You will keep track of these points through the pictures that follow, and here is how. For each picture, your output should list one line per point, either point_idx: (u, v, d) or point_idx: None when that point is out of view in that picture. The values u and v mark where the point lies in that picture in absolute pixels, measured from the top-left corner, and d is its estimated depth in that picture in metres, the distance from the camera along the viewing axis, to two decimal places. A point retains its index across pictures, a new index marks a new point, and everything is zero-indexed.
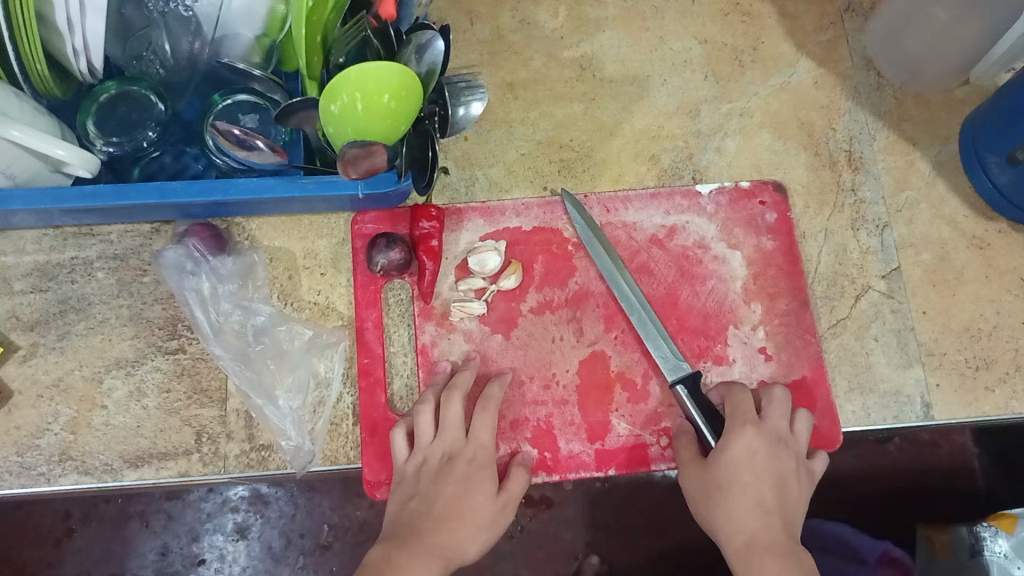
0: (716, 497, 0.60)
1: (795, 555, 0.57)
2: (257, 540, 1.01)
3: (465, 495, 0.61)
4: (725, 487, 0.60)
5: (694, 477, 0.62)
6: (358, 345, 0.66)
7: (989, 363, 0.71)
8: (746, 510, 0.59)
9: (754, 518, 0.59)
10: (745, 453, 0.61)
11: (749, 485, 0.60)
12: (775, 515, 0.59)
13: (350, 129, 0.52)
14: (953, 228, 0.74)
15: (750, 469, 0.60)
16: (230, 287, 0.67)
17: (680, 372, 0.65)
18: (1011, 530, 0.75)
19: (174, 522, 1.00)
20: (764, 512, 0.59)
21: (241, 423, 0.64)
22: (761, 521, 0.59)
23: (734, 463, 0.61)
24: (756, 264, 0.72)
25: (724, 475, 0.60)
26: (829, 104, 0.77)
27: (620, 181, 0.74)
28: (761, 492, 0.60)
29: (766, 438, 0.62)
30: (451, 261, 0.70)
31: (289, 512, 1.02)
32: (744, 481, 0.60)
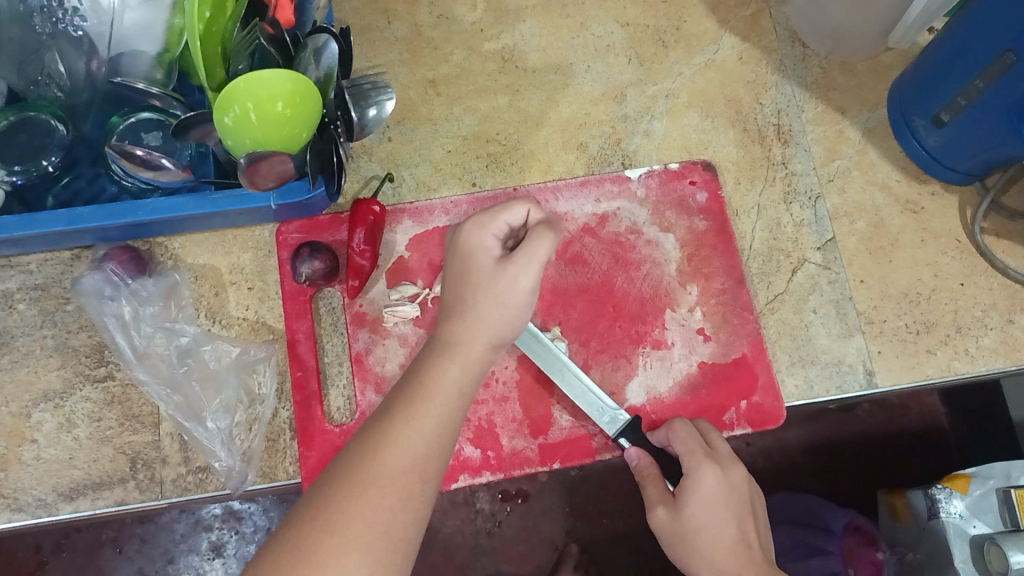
0: (695, 541, 0.59)
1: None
2: (233, 557, 0.97)
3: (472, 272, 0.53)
4: (699, 531, 0.59)
5: (665, 521, 0.60)
6: (289, 357, 0.65)
7: (929, 327, 0.70)
8: (725, 553, 0.59)
9: (737, 556, 0.59)
10: (712, 492, 0.60)
11: (727, 525, 0.59)
12: (755, 547, 0.60)
13: (247, 140, 0.50)
14: (886, 194, 0.74)
15: (722, 505, 0.60)
16: (152, 309, 0.65)
17: (619, 424, 0.64)
18: (965, 489, 0.75)
19: (148, 545, 0.97)
20: (745, 549, 0.59)
21: (176, 446, 0.63)
22: (744, 559, 0.59)
23: (705, 503, 0.59)
24: (690, 246, 0.71)
25: (697, 519, 0.59)
26: (756, 79, 0.77)
27: (549, 173, 0.73)
28: (735, 531, 0.59)
29: (724, 469, 0.61)
30: (383, 267, 0.68)
31: (264, 525, 0.98)
32: (718, 522, 0.59)
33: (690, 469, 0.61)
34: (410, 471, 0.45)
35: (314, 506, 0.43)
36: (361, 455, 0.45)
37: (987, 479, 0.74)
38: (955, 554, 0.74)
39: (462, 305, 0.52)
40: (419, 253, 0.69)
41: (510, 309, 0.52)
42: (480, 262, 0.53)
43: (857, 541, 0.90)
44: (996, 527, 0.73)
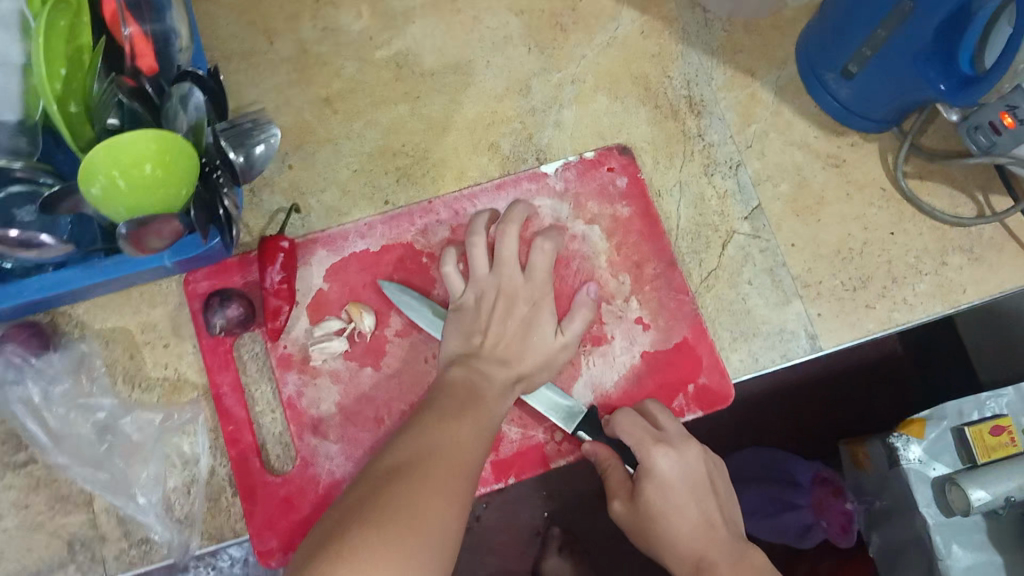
0: (656, 526, 0.61)
1: (744, 556, 0.60)
2: None
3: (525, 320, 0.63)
4: (661, 515, 0.61)
5: (625, 512, 0.62)
6: (217, 413, 0.62)
7: (865, 281, 0.70)
8: (689, 532, 0.61)
9: (699, 535, 0.61)
10: (667, 475, 0.62)
11: (685, 506, 0.61)
12: (717, 523, 0.62)
13: (121, 207, 0.47)
14: (806, 151, 0.73)
15: (679, 487, 0.62)
16: (63, 386, 0.61)
17: (576, 416, 0.63)
18: (921, 434, 0.74)
19: None
20: (707, 528, 0.61)
21: (114, 521, 0.60)
22: (707, 537, 0.61)
23: (661, 488, 0.62)
24: (616, 234, 0.69)
25: (656, 504, 0.61)
26: (660, 52, 0.75)
27: (464, 178, 0.71)
28: (696, 510, 0.62)
29: (679, 451, 0.63)
30: (303, 304, 0.66)
31: (240, 556, 0.88)
32: (676, 505, 0.61)
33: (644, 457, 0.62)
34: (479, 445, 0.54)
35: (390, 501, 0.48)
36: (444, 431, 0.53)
37: (941, 420, 0.74)
38: (919, 499, 0.74)
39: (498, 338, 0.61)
40: (338, 282, 0.66)
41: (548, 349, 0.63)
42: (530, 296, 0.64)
43: (825, 494, 0.90)
44: (953, 466, 0.74)
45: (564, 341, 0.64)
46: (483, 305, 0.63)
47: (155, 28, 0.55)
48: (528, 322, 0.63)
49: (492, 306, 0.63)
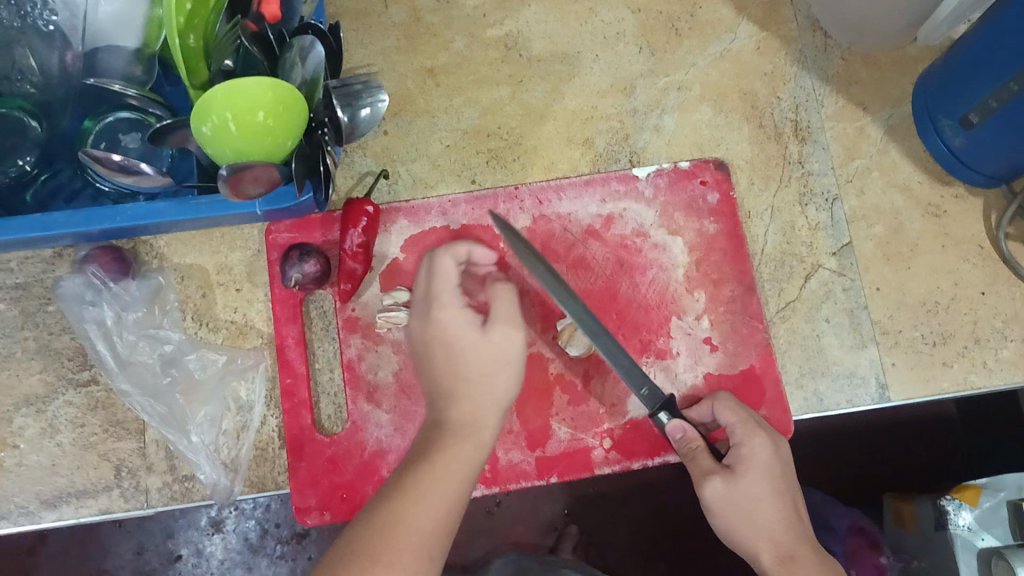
0: (746, 511, 0.57)
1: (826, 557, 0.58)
2: (233, 532, 0.95)
3: (453, 333, 0.55)
4: (755, 499, 0.57)
5: (722, 491, 0.57)
6: (279, 364, 0.63)
7: (946, 338, 0.68)
8: (782, 522, 0.57)
9: (789, 529, 0.58)
10: (769, 459, 0.58)
11: (782, 496, 0.58)
12: (800, 520, 0.58)
13: (228, 151, 0.47)
14: (906, 196, 0.71)
15: (777, 475, 0.58)
16: (136, 314, 0.62)
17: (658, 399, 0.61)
18: (974, 502, 0.72)
19: (148, 521, 0.95)
20: (796, 520, 0.58)
21: (162, 454, 0.61)
22: (793, 532, 0.57)
23: (761, 470, 0.58)
24: (699, 250, 0.67)
25: (755, 487, 0.57)
26: (773, 71, 0.73)
27: (552, 170, 0.69)
28: (789, 503, 0.58)
29: (775, 442, 0.60)
30: (376, 270, 0.66)
31: (264, 502, 0.96)
32: (771, 490, 0.58)
33: (740, 437, 0.59)
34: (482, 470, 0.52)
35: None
36: (413, 479, 0.49)
37: (998, 491, 0.71)
38: (962, 568, 0.72)
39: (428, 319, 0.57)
40: (414, 254, 0.66)
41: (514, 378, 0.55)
42: (458, 337, 0.55)
43: (861, 544, 0.86)
44: (1004, 540, 0.71)
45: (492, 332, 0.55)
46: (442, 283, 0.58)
47: None
48: (450, 339, 0.55)
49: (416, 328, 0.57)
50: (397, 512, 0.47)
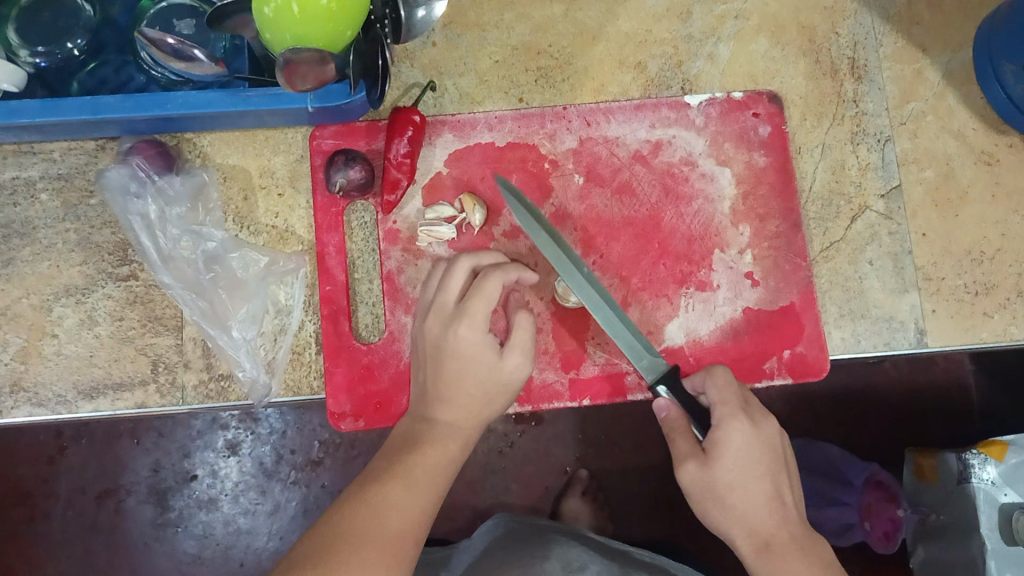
0: (730, 502, 0.56)
1: (810, 539, 0.57)
2: (248, 456, 0.97)
3: (447, 343, 0.55)
4: (727, 488, 0.56)
5: (696, 478, 0.56)
6: (319, 270, 0.62)
7: (989, 289, 0.67)
8: (762, 507, 0.56)
9: (771, 514, 0.56)
10: (746, 447, 0.56)
11: (761, 481, 0.56)
12: (786, 501, 0.57)
13: (287, 36, 0.46)
14: (961, 142, 0.69)
15: (758, 460, 0.56)
16: (178, 211, 0.62)
17: (658, 368, 0.59)
18: (1000, 456, 0.72)
19: (165, 439, 0.96)
20: (777, 504, 0.56)
21: (199, 352, 0.61)
22: (779, 518, 0.56)
23: (736, 456, 0.56)
24: (746, 182, 0.66)
25: (735, 477, 0.56)
26: (834, 6, 0.70)
27: (602, 92, 0.68)
28: (771, 487, 0.56)
29: (756, 422, 0.57)
30: (420, 183, 0.65)
31: (280, 428, 0.97)
32: (750, 478, 0.56)
33: (716, 420, 0.57)
34: (405, 526, 0.48)
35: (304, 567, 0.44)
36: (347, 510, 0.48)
37: None
38: (982, 521, 0.73)
39: (434, 334, 0.56)
40: (458, 169, 0.65)
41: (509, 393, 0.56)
42: (477, 348, 0.55)
43: (877, 499, 0.88)
44: None
45: (507, 357, 0.56)
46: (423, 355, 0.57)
47: None
48: (443, 356, 0.55)
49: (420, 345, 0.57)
50: (353, 515, 0.47)
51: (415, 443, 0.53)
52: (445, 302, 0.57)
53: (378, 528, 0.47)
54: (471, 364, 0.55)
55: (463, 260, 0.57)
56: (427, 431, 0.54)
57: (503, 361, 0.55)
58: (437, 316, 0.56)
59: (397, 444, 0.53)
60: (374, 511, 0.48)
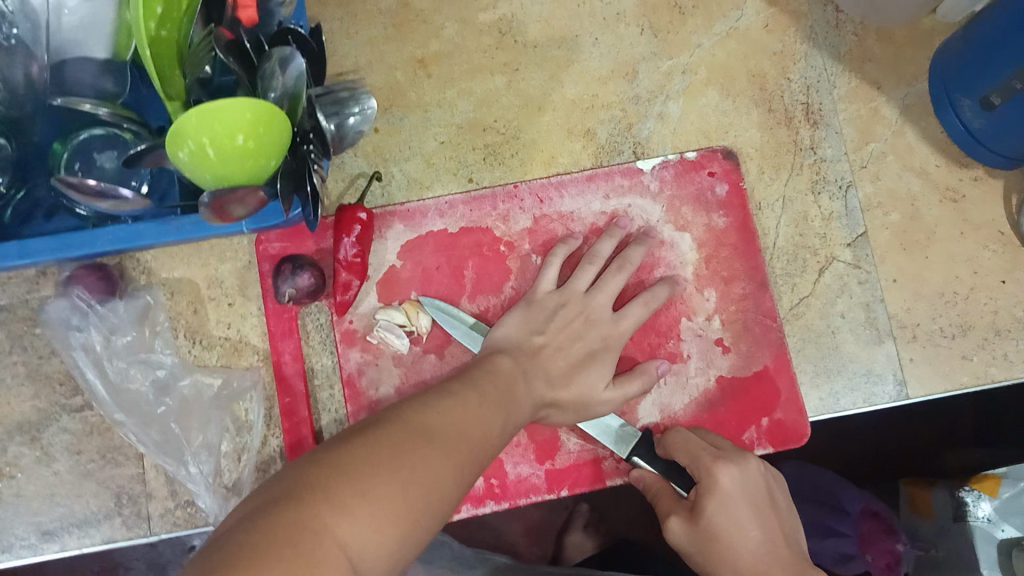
0: (714, 548, 0.53)
1: None
2: None
3: (592, 346, 0.59)
4: (717, 531, 0.53)
5: (682, 533, 0.54)
6: (277, 381, 0.60)
7: (965, 330, 0.65)
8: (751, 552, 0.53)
9: (763, 556, 0.53)
10: (731, 492, 0.54)
11: (750, 523, 0.54)
12: (781, 544, 0.54)
13: (208, 175, 0.44)
14: (923, 181, 0.68)
15: (739, 502, 0.54)
16: (126, 337, 0.60)
17: (630, 441, 0.59)
18: (993, 492, 0.72)
19: None
20: (772, 549, 0.53)
21: (161, 480, 0.59)
22: (770, 557, 0.53)
23: (722, 501, 0.54)
24: (708, 245, 0.65)
25: (719, 523, 0.53)
26: (784, 50, 0.69)
27: (553, 165, 0.66)
28: (759, 531, 0.54)
29: (738, 466, 0.55)
30: (374, 278, 0.63)
31: None
32: (739, 520, 0.54)
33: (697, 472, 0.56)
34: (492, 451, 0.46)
35: (396, 432, 0.41)
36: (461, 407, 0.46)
37: (1018, 480, 0.71)
38: (982, 559, 0.71)
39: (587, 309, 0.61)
40: (412, 261, 0.63)
41: (594, 411, 0.58)
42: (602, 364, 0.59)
43: (874, 527, 0.83)
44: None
45: (611, 395, 0.59)
46: (558, 317, 0.60)
47: None
48: (589, 355, 0.59)
49: (565, 317, 0.60)
50: (463, 412, 0.46)
51: (517, 374, 0.54)
52: (604, 304, 0.61)
53: (478, 433, 0.45)
54: (592, 377, 0.58)
55: (626, 268, 0.62)
56: (538, 398, 0.55)
57: (606, 390, 0.59)
58: (595, 307, 0.61)
59: (503, 373, 0.53)
60: (473, 415, 0.46)
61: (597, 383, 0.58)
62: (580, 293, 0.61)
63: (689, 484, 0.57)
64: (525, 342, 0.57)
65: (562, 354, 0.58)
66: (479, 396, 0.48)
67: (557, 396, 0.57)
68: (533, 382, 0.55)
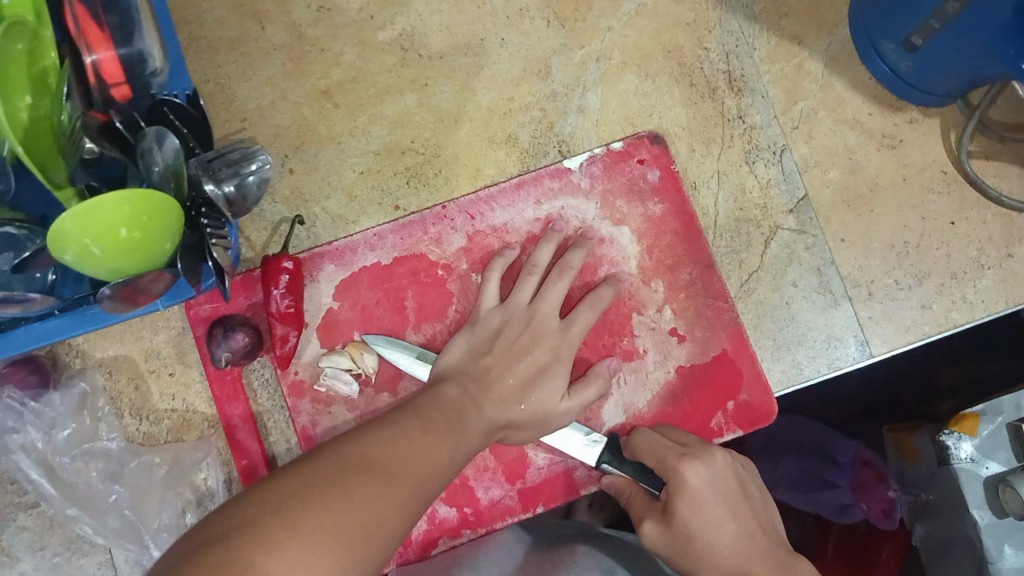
0: (692, 552, 0.52)
1: (786, 566, 0.52)
2: None
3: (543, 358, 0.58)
4: (693, 530, 0.53)
5: (658, 537, 0.54)
6: (230, 445, 0.59)
7: (921, 278, 0.64)
8: (729, 546, 0.53)
9: (740, 549, 0.53)
10: (700, 489, 0.54)
11: (723, 518, 0.53)
12: (756, 533, 0.54)
13: (100, 270, 0.43)
14: (858, 132, 0.66)
15: (710, 501, 0.53)
16: (67, 427, 0.58)
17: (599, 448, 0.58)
18: (973, 431, 0.71)
19: None
20: (747, 539, 0.53)
21: (131, 562, 0.58)
22: (747, 552, 0.52)
23: (693, 500, 0.53)
24: (648, 236, 0.63)
25: (692, 522, 0.53)
26: (696, 20, 0.66)
27: (479, 176, 0.64)
28: (734, 524, 0.53)
29: (705, 461, 0.55)
30: (312, 326, 0.61)
31: None
32: (712, 517, 0.53)
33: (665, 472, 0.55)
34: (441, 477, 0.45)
35: (334, 468, 0.40)
36: (407, 433, 0.46)
37: (995, 416, 0.71)
38: (970, 499, 0.71)
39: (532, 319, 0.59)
40: (349, 301, 0.62)
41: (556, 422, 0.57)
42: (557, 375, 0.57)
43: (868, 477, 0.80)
44: (1008, 464, 0.71)
45: (570, 405, 0.57)
46: (504, 338, 0.57)
47: (129, 49, 0.48)
48: (541, 368, 0.57)
49: (508, 332, 0.58)
50: (409, 439, 0.45)
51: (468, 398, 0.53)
52: (551, 313, 0.59)
53: (424, 462, 0.45)
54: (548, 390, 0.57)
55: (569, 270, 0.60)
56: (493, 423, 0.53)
57: (564, 401, 0.57)
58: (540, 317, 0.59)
59: (453, 395, 0.52)
60: (421, 443, 0.46)
61: (553, 398, 0.56)
62: (523, 305, 0.59)
63: (659, 482, 0.56)
64: (470, 367, 0.56)
65: (516, 367, 0.56)
66: (425, 421, 0.48)
67: (514, 417, 0.55)
68: (484, 408, 0.53)
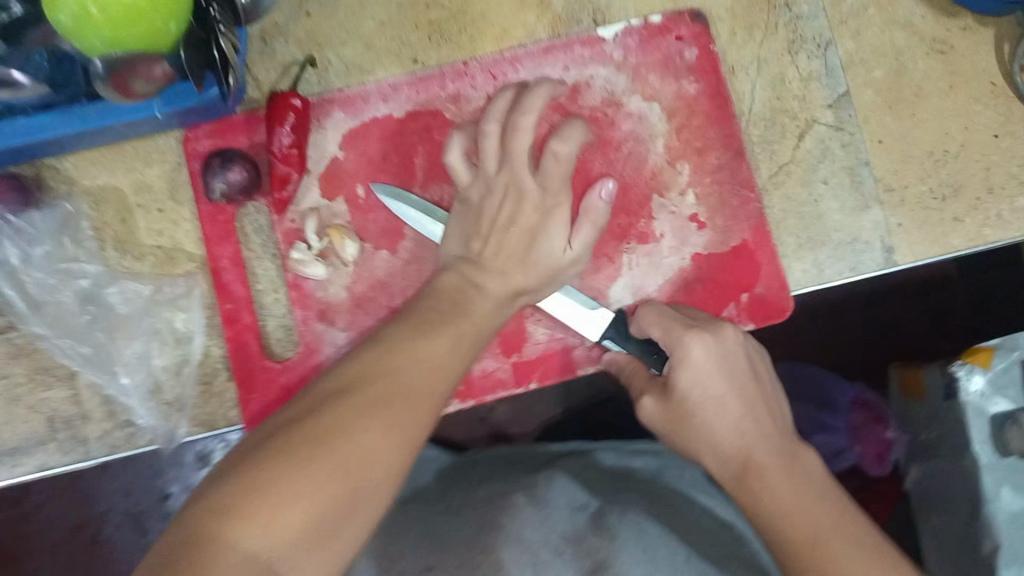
0: (691, 425, 0.51)
1: (794, 453, 0.49)
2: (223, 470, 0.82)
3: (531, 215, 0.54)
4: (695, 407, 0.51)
5: (656, 410, 0.53)
6: (215, 288, 0.56)
7: (957, 191, 0.61)
8: (729, 427, 0.50)
9: (744, 432, 0.50)
10: (706, 365, 0.51)
11: (729, 397, 0.50)
12: (763, 415, 0.51)
13: (98, 40, 0.39)
14: (908, 36, 0.62)
15: (715, 376, 0.51)
16: (43, 249, 0.55)
17: (603, 324, 0.56)
18: (987, 364, 0.64)
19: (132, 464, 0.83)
20: (752, 421, 0.50)
21: (97, 400, 0.55)
22: (750, 431, 0.50)
23: (697, 376, 0.51)
24: (679, 115, 0.60)
25: (693, 397, 0.51)
26: None
27: (505, 38, 0.60)
28: (739, 404, 0.50)
29: (715, 335, 0.52)
30: (315, 173, 0.58)
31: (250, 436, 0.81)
32: (715, 395, 0.51)
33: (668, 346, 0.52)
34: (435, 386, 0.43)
35: (322, 407, 0.40)
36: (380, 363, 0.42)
37: (1011, 350, 0.64)
38: (974, 435, 0.65)
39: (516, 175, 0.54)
40: (355, 151, 0.58)
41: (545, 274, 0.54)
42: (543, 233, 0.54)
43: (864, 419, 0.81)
44: (1017, 401, 0.65)
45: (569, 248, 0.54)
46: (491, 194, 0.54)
47: None
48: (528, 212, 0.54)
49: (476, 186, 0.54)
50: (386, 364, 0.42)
51: (461, 300, 0.49)
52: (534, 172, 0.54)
53: (413, 380, 0.42)
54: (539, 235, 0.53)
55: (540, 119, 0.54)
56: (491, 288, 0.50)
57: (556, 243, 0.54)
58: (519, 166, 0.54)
59: (443, 303, 0.49)
60: (402, 360, 0.43)
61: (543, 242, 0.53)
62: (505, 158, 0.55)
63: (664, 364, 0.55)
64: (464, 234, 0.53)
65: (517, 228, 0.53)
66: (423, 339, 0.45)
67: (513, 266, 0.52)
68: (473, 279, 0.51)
